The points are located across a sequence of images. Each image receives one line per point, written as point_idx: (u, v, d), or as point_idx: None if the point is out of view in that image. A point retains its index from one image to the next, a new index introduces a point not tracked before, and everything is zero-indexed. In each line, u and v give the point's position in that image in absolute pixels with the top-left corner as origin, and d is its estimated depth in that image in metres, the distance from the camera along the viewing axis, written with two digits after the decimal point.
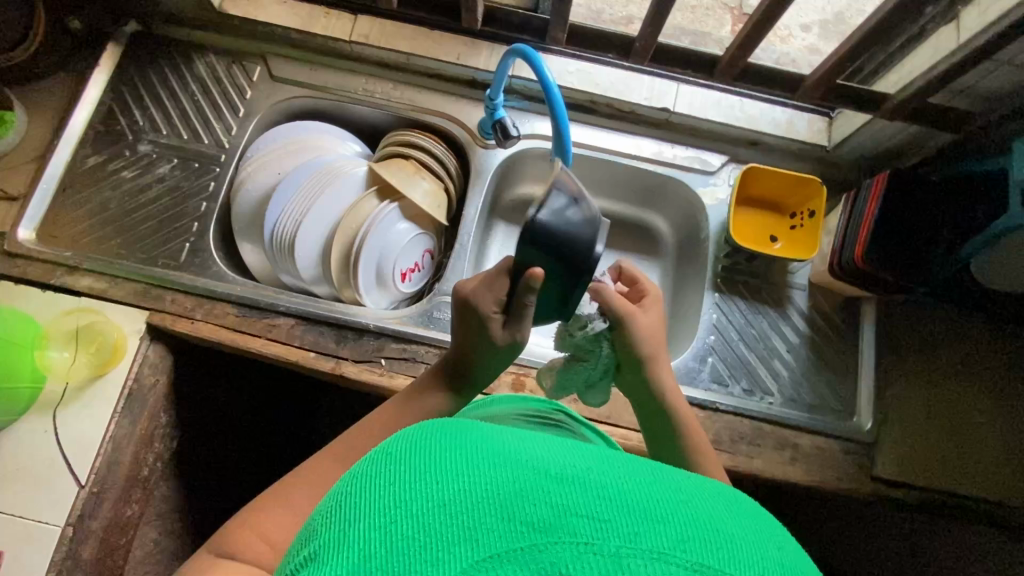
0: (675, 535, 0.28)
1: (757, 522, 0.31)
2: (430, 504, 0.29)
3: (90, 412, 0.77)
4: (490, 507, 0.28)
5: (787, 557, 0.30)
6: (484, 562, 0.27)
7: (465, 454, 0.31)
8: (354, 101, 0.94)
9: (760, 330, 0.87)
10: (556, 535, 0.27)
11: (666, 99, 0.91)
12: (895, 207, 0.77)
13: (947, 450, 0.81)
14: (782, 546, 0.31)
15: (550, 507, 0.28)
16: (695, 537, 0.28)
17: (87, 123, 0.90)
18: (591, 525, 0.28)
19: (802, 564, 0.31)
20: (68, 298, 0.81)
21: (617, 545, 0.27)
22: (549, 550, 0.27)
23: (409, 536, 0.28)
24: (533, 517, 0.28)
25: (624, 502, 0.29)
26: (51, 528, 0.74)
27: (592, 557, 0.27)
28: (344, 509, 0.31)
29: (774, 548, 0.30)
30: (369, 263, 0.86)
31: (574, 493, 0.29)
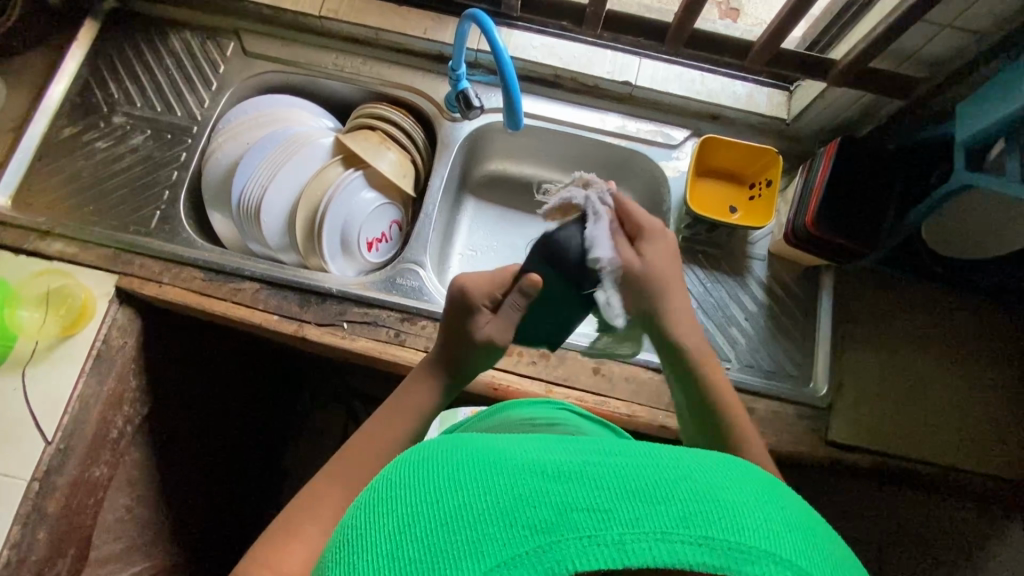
0: (677, 513, 0.28)
1: (757, 482, 0.32)
2: (434, 524, 0.30)
3: (58, 371, 0.79)
4: (492, 517, 0.29)
5: (790, 514, 0.31)
6: (495, 569, 0.28)
7: (466, 470, 0.32)
8: (324, 76, 0.96)
9: (718, 299, 0.89)
10: (557, 532, 0.28)
11: (628, 73, 0.93)
12: (846, 173, 0.79)
13: (902, 416, 0.82)
14: (787, 503, 0.32)
15: (549, 506, 0.29)
16: (696, 513, 0.28)
17: (64, 95, 0.92)
18: (592, 518, 0.28)
19: (807, 517, 0.32)
20: (39, 261, 0.83)
21: (618, 533, 0.28)
22: (554, 548, 0.28)
23: (418, 558, 0.29)
24: (535, 518, 0.29)
25: (623, 489, 0.29)
26: (18, 483, 0.75)
27: (598, 548, 0.28)
28: (352, 545, 0.32)
29: (774, 510, 0.30)
30: (333, 230, 0.87)
31: (572, 490, 0.29)
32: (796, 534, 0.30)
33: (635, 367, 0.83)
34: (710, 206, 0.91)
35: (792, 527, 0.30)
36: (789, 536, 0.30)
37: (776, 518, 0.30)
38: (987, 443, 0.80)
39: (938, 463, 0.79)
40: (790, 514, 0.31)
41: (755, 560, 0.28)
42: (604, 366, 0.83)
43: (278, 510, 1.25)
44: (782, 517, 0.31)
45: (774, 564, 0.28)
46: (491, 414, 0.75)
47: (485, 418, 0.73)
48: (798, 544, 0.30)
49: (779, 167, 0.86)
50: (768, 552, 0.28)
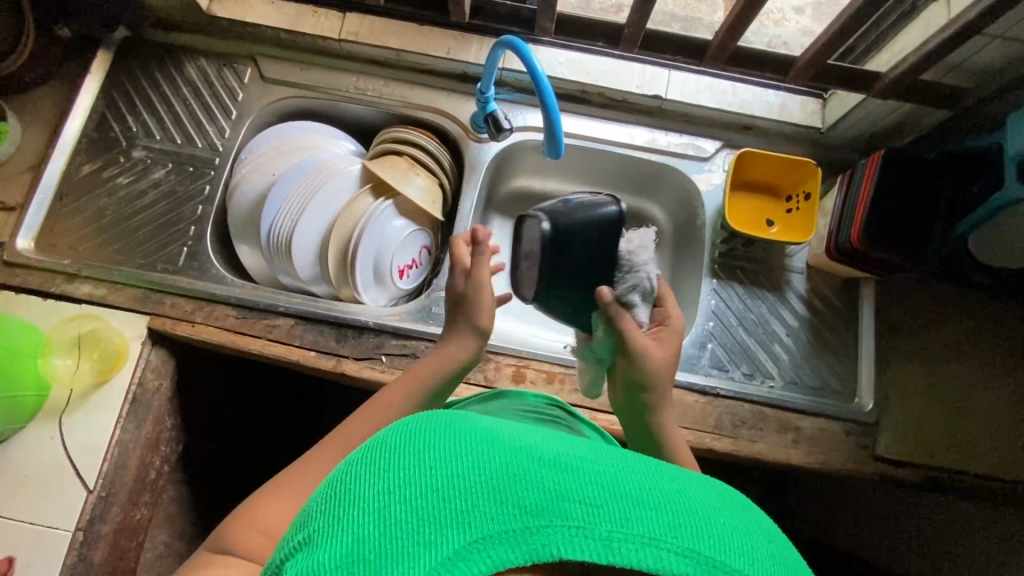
0: (667, 522, 0.32)
1: (747, 512, 0.35)
2: (426, 488, 0.31)
3: (96, 418, 0.78)
4: (486, 491, 0.31)
5: (774, 548, 0.34)
6: (482, 541, 0.30)
7: (464, 443, 0.34)
8: (345, 99, 0.94)
9: (759, 315, 0.87)
10: (547, 518, 0.31)
11: (658, 87, 0.91)
12: (891, 185, 0.77)
13: (949, 428, 0.81)
14: (774, 539, 0.35)
15: (542, 492, 0.31)
16: (686, 525, 0.32)
17: (80, 131, 0.90)
18: (583, 510, 0.31)
19: (788, 554, 0.35)
20: (69, 305, 0.82)
21: (607, 529, 0.31)
22: (543, 532, 0.30)
23: (406, 519, 0.30)
24: (527, 501, 0.31)
25: (614, 489, 0.32)
26: (62, 533, 0.74)
27: (583, 539, 0.30)
28: (336, 500, 0.32)
29: (759, 538, 0.34)
30: (366, 260, 0.86)
31: (565, 481, 0.32)
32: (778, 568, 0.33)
33: (678, 390, 0.82)
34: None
35: (776, 560, 0.33)
36: (770, 568, 0.32)
37: (761, 548, 0.33)
38: None
39: (988, 474, 0.79)
40: (775, 548, 0.34)
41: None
42: None
43: None
44: (768, 549, 0.34)
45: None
46: (481, 400, 0.75)
47: (476, 403, 0.73)
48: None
49: (818, 180, 0.84)
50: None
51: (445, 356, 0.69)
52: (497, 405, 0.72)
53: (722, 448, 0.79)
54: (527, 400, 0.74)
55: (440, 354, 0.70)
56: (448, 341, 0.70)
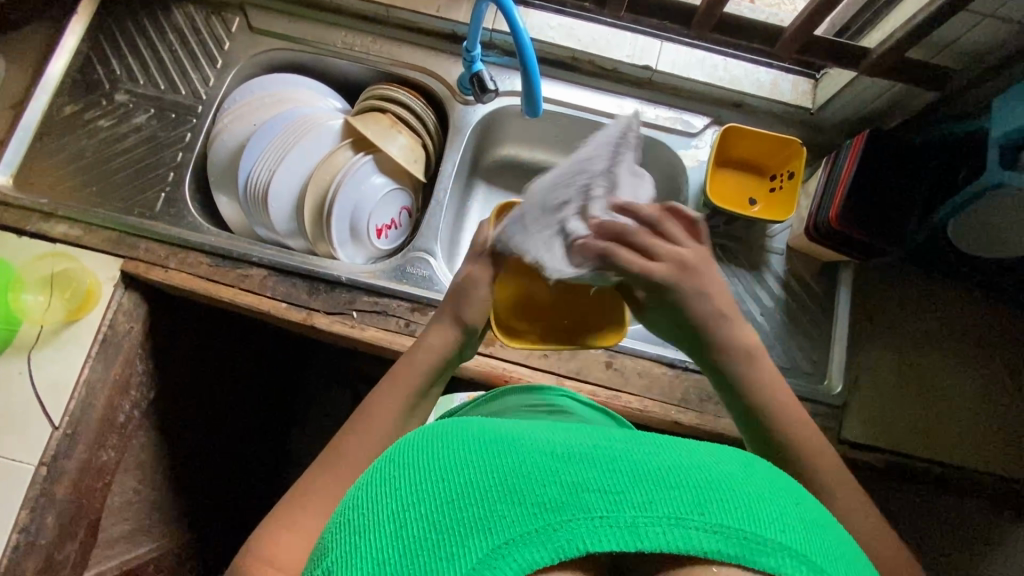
0: (693, 498, 0.31)
1: (771, 481, 0.35)
2: (441, 502, 0.31)
3: (64, 355, 0.78)
4: (500, 493, 0.31)
5: (805, 512, 0.34)
6: (504, 546, 0.29)
7: (474, 451, 0.34)
8: (333, 54, 0.93)
9: (734, 293, 0.87)
10: (568, 513, 0.30)
11: (649, 57, 0.89)
12: (873, 168, 0.77)
13: (917, 415, 0.81)
14: (801, 502, 0.35)
15: (561, 486, 0.31)
16: (710, 499, 0.31)
17: (64, 71, 0.90)
18: (604, 499, 0.31)
19: (818, 515, 0.35)
20: (43, 244, 0.82)
21: (631, 515, 0.30)
22: (566, 528, 0.30)
23: (422, 536, 0.30)
24: (545, 497, 0.30)
25: (632, 474, 0.32)
26: (27, 467, 0.75)
27: (609, 529, 0.30)
28: (351, 526, 0.33)
29: (786, 506, 0.33)
30: (343, 216, 0.85)
31: (582, 472, 0.32)
32: (813, 533, 0.32)
33: (647, 362, 0.82)
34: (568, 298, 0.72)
35: (807, 523, 0.32)
36: (801, 531, 0.32)
37: (789, 511, 0.33)
38: (1000, 444, 0.79)
39: (952, 462, 0.79)
40: (803, 512, 0.34)
41: (773, 552, 0.30)
42: (616, 360, 0.82)
43: (282, 490, 1.25)
44: (797, 513, 0.33)
45: (791, 559, 0.30)
46: (492, 398, 0.74)
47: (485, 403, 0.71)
48: (809, 538, 0.32)
49: (802, 159, 0.83)
50: (784, 546, 0.30)
51: (429, 350, 0.66)
52: (507, 402, 0.70)
53: (688, 422, 0.79)
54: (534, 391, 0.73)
55: (423, 350, 0.66)
56: (424, 345, 0.67)
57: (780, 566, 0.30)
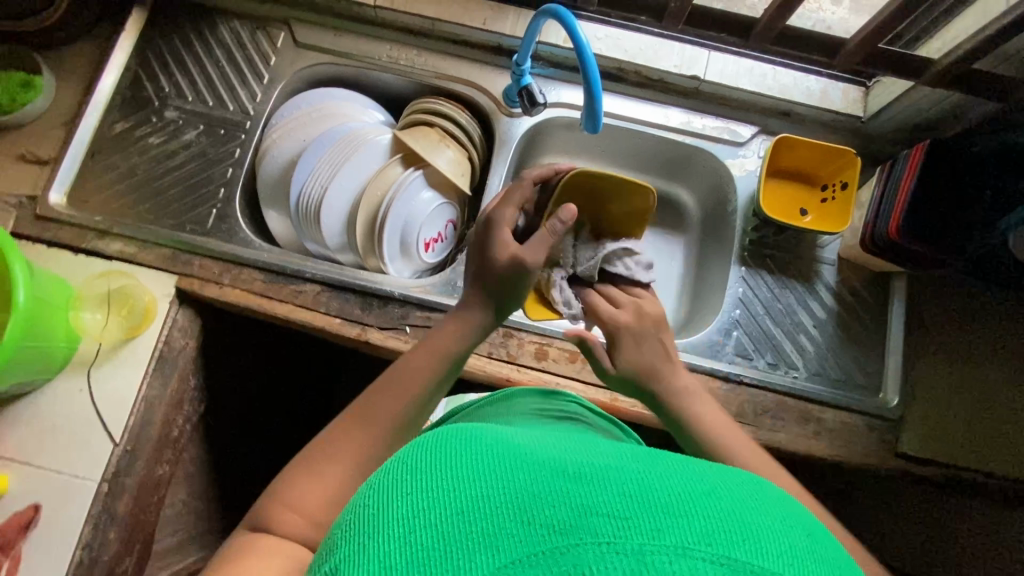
0: (702, 529, 0.29)
1: (785, 513, 0.33)
2: (450, 512, 0.31)
3: (123, 372, 0.79)
4: (510, 510, 0.30)
5: (817, 547, 0.32)
6: (508, 566, 0.29)
7: (486, 461, 0.33)
8: (378, 68, 0.93)
9: (786, 304, 0.86)
10: (575, 537, 0.29)
11: (697, 67, 0.89)
12: (933, 178, 0.75)
13: (975, 428, 0.80)
14: (815, 536, 0.33)
15: (569, 509, 0.30)
16: (719, 530, 0.29)
17: (114, 88, 0.90)
18: (612, 525, 0.30)
19: (832, 552, 0.33)
20: (100, 262, 0.82)
21: (638, 543, 0.29)
22: (572, 552, 0.29)
23: (432, 547, 0.30)
24: (554, 519, 0.30)
25: (644, 498, 0.31)
26: (88, 483, 0.76)
27: (615, 556, 0.28)
28: (359, 530, 0.33)
29: (796, 536, 0.31)
30: (394, 231, 0.86)
31: (592, 495, 0.31)
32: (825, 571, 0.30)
33: (701, 375, 0.82)
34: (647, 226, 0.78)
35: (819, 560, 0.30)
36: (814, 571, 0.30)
37: (801, 545, 0.31)
38: None
39: (1013, 477, 0.78)
40: (818, 548, 0.32)
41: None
42: None
43: None
44: (809, 550, 0.31)
45: None
46: (501, 397, 0.73)
47: (498, 401, 0.71)
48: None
49: (857, 170, 0.82)
50: None
51: (450, 336, 0.66)
52: (518, 402, 0.71)
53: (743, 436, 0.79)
54: (546, 396, 0.73)
55: (447, 331, 0.66)
56: (449, 325, 0.67)
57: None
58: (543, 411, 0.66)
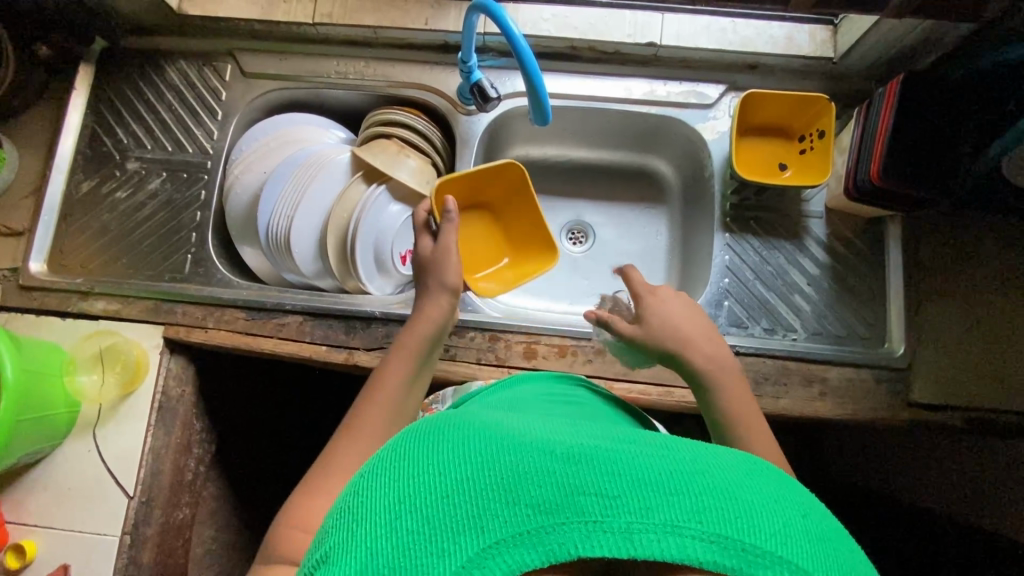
0: (691, 506, 0.30)
1: (780, 489, 0.34)
2: (437, 496, 0.31)
3: (126, 427, 0.80)
4: (498, 494, 0.31)
5: (808, 524, 0.32)
6: (494, 546, 0.29)
7: (475, 446, 0.34)
8: (328, 86, 0.91)
9: (777, 266, 0.83)
10: (562, 515, 0.30)
11: (652, 33, 0.85)
12: (912, 114, 0.71)
13: (988, 366, 0.77)
14: (809, 513, 0.33)
15: (557, 490, 0.31)
16: (711, 506, 0.30)
17: (75, 148, 0.91)
18: (599, 504, 0.30)
19: (832, 529, 0.33)
20: (87, 323, 0.83)
21: (626, 521, 0.29)
22: (558, 530, 0.30)
23: (416, 530, 0.30)
24: (539, 498, 0.30)
25: (633, 477, 0.31)
26: (110, 538, 0.78)
27: (603, 534, 0.29)
28: (350, 516, 0.33)
29: (791, 517, 0.32)
30: (366, 249, 0.85)
31: (581, 473, 0.31)
32: (820, 547, 0.31)
33: None
34: (527, 244, 0.86)
35: (810, 537, 0.31)
36: (807, 546, 0.31)
37: (793, 524, 0.31)
38: None
39: None
40: (809, 526, 0.32)
41: (769, 564, 0.29)
42: None
43: None
44: (802, 525, 0.32)
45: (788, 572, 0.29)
46: (501, 385, 0.70)
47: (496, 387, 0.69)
48: (814, 554, 0.30)
49: (832, 116, 0.78)
50: (783, 559, 0.29)
51: (429, 321, 0.69)
52: (523, 388, 0.68)
53: None
54: (553, 380, 0.71)
55: (421, 320, 0.69)
56: (416, 318, 0.69)
57: None
58: (550, 395, 0.64)
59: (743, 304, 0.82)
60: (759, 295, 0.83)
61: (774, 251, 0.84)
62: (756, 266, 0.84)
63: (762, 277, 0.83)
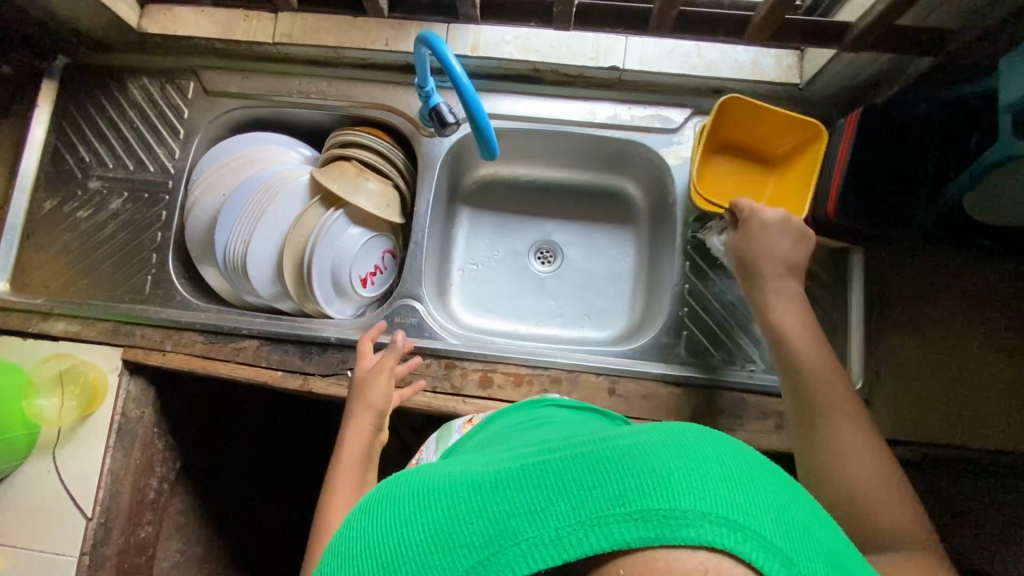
0: (610, 493, 0.28)
1: (702, 439, 0.30)
2: (380, 566, 0.30)
3: (84, 449, 0.81)
4: (433, 545, 0.30)
5: (733, 466, 0.29)
6: None
7: (411, 501, 0.33)
8: (291, 105, 0.90)
9: (737, 295, 0.82)
10: (495, 546, 0.28)
11: (614, 57, 0.83)
12: (871, 146, 0.70)
13: (946, 402, 0.76)
14: (737, 453, 0.30)
15: (486, 521, 0.29)
16: (629, 484, 0.28)
17: (38, 166, 0.91)
18: (527, 519, 0.28)
19: (763, 466, 0.30)
20: (47, 344, 0.84)
21: (553, 529, 0.28)
22: (495, 560, 0.28)
23: None
24: (472, 536, 0.29)
25: (553, 483, 0.29)
26: (69, 559, 0.79)
27: (535, 551, 0.28)
28: None
29: (714, 463, 0.29)
30: (323, 273, 0.84)
31: (505, 497, 0.30)
32: (748, 488, 0.28)
33: (652, 382, 0.79)
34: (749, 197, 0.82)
35: (737, 480, 0.28)
36: (737, 491, 0.27)
37: (717, 470, 0.28)
38: None
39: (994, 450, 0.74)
40: (730, 468, 0.29)
41: (692, 522, 0.26)
42: (620, 385, 0.79)
43: None
44: (727, 470, 0.28)
45: (715, 524, 0.26)
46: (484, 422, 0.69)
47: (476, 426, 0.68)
48: (746, 498, 0.27)
49: (808, 148, 0.75)
50: (707, 512, 0.26)
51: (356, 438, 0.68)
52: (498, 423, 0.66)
53: None
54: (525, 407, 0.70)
55: (349, 440, 0.68)
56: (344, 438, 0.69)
57: (700, 535, 0.26)
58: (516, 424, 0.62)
59: (704, 331, 0.82)
60: (718, 325, 0.82)
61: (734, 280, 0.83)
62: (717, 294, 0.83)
63: (723, 306, 0.83)
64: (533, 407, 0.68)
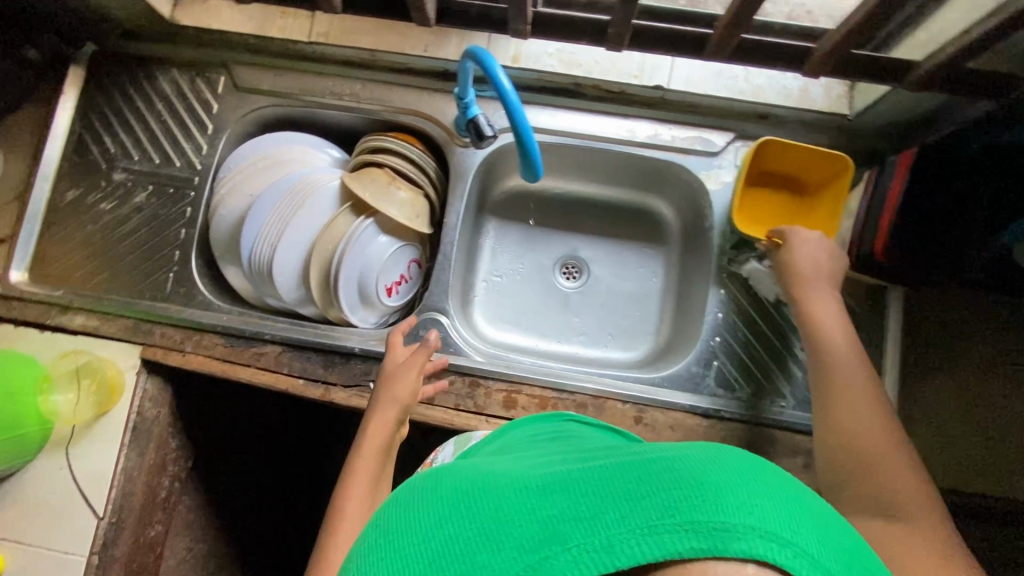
0: (662, 503, 0.28)
1: (742, 462, 0.31)
2: (423, 566, 0.30)
3: (98, 447, 0.80)
4: (479, 546, 0.29)
5: (779, 490, 0.29)
6: None
7: (454, 507, 0.33)
8: (323, 106, 0.88)
9: (769, 328, 0.81)
10: (544, 550, 0.28)
11: (660, 76, 0.83)
12: (926, 187, 0.67)
13: (978, 450, 0.74)
14: (780, 481, 0.30)
15: (534, 526, 0.29)
16: (681, 496, 0.28)
17: (61, 154, 0.89)
18: (576, 525, 0.28)
19: (803, 493, 0.30)
20: (65, 338, 0.82)
21: (603, 536, 0.27)
22: (544, 564, 0.27)
23: None
24: (520, 539, 0.29)
25: (601, 493, 0.29)
26: (78, 558, 0.78)
27: (585, 558, 0.27)
28: None
29: (758, 485, 0.29)
30: (349, 281, 0.83)
31: (552, 504, 0.30)
32: (793, 511, 0.28)
33: (680, 413, 0.78)
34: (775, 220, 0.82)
35: (784, 503, 0.28)
36: (782, 511, 0.27)
37: (762, 493, 0.28)
38: None
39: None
40: (775, 489, 0.29)
41: (743, 536, 0.26)
42: (646, 414, 0.78)
43: None
44: (773, 494, 0.28)
45: (764, 538, 0.26)
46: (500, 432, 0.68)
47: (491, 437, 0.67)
48: (793, 519, 0.27)
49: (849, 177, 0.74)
50: (757, 528, 0.26)
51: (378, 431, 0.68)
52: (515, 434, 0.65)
53: None
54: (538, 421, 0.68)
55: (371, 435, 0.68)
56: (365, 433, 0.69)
57: (750, 548, 0.26)
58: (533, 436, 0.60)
59: (737, 362, 0.80)
60: (750, 357, 0.80)
61: (768, 312, 0.81)
62: (750, 326, 0.81)
63: (756, 338, 0.81)
64: (552, 421, 0.67)
